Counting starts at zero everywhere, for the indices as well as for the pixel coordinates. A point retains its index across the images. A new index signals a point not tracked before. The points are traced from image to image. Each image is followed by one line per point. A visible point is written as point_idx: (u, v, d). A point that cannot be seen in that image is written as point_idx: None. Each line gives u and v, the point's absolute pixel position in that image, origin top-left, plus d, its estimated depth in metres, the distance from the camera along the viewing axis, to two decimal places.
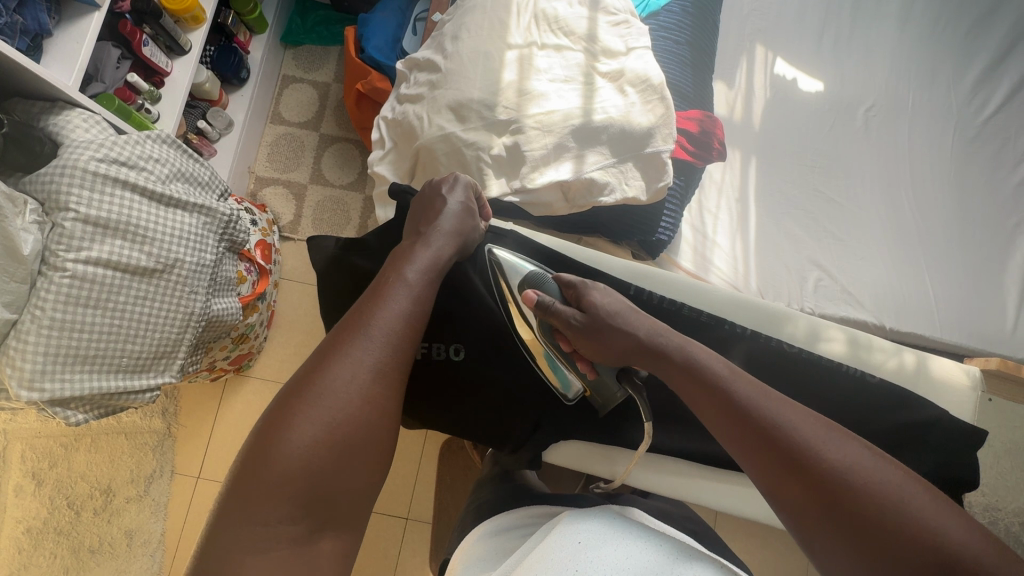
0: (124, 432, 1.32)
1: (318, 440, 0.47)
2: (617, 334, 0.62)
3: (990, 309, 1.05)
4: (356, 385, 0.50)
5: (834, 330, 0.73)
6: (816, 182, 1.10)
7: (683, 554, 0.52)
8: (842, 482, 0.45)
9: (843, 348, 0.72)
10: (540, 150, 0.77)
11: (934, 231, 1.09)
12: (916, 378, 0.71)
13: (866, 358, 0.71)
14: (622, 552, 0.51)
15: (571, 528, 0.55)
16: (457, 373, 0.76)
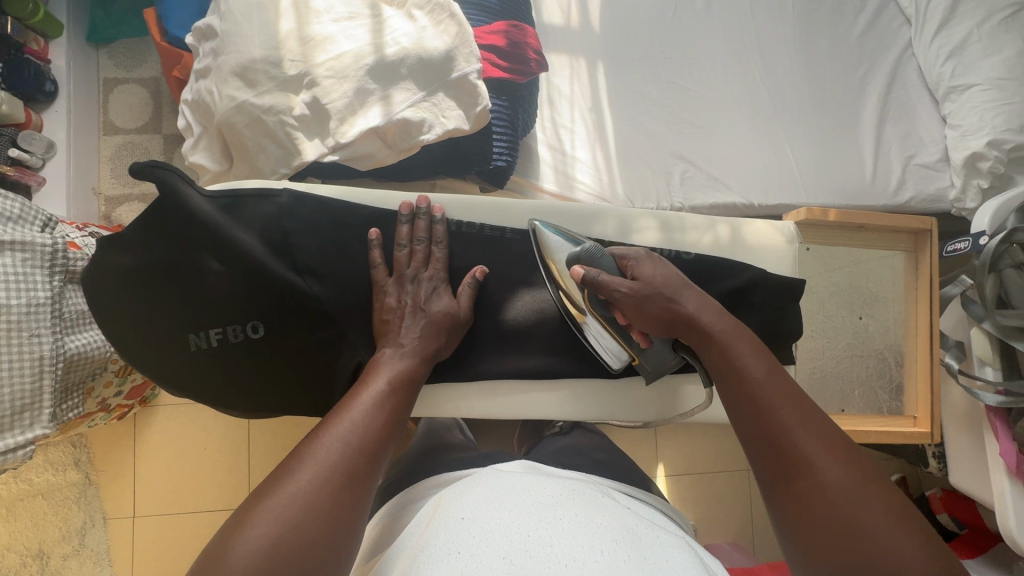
0: (41, 492, 1.24)
1: (306, 508, 0.43)
2: (656, 308, 0.60)
3: (848, 164, 1.07)
4: (344, 452, 0.48)
5: (645, 219, 0.71)
6: (668, 74, 1.08)
7: (578, 495, 0.52)
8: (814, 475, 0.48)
9: (656, 235, 0.71)
10: (341, 100, 0.72)
11: (787, 99, 1.09)
12: (731, 248, 0.72)
13: (679, 240, 0.71)
14: (506, 509, 0.48)
15: (454, 503, 0.52)
16: (267, 354, 0.60)
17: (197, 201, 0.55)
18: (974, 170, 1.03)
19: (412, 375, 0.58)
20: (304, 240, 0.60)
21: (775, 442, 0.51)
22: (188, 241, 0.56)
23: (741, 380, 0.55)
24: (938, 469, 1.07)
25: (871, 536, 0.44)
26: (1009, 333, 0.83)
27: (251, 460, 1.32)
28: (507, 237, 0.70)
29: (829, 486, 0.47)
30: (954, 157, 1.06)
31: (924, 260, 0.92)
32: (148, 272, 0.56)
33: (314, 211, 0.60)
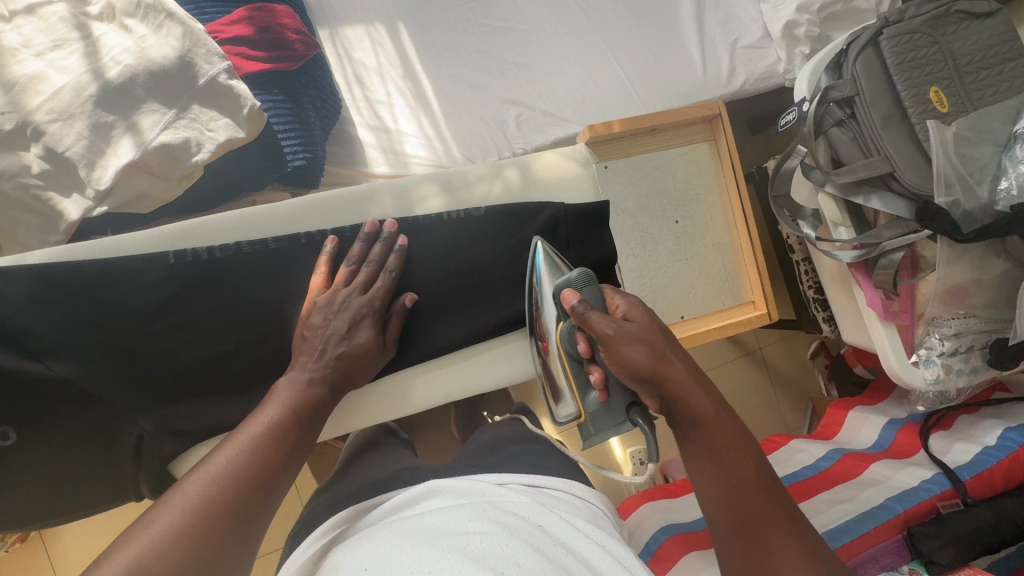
0: None
1: (162, 547, 0.36)
2: (636, 352, 0.53)
3: (678, 63, 1.06)
4: (217, 490, 0.42)
5: (424, 185, 0.66)
6: (477, 17, 1.01)
7: (494, 519, 0.44)
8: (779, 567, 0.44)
9: (440, 199, 0.66)
10: (79, 143, 0.62)
11: (604, 15, 1.06)
12: (524, 189, 0.70)
13: (465, 197, 0.67)
14: (415, 541, 0.40)
15: (356, 552, 0.42)
16: (28, 455, 0.53)
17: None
18: (794, 39, 1.03)
19: (313, 405, 0.53)
20: (29, 319, 0.52)
21: (746, 534, 0.46)
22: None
23: (719, 458, 0.50)
24: (831, 331, 1.12)
25: None
26: (847, 191, 0.84)
27: None
28: (272, 249, 0.59)
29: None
30: (773, 31, 1.06)
31: (721, 141, 0.88)
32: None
33: (31, 287, 0.52)
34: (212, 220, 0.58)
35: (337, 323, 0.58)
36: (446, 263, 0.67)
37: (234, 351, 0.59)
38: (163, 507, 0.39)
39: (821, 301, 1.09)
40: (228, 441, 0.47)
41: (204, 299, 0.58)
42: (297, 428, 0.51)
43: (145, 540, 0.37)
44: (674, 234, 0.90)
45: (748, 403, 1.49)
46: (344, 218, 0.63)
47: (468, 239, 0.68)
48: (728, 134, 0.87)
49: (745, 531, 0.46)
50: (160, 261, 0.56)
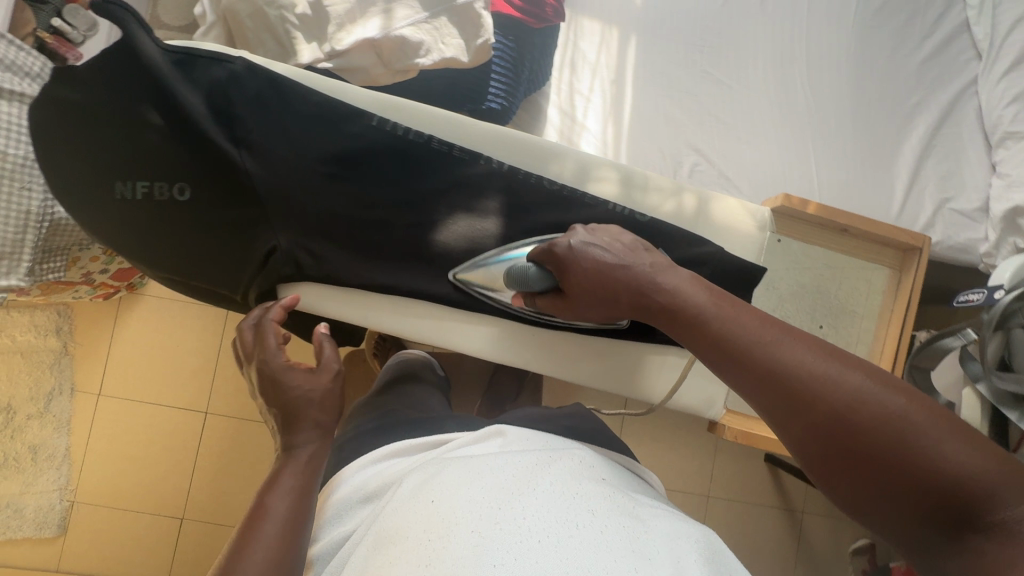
0: (20, 351, 1.30)
1: None
2: (602, 311, 0.60)
3: (875, 194, 1.01)
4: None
5: (606, 168, 0.67)
6: (703, 63, 1.03)
7: (556, 473, 0.45)
8: (818, 394, 0.42)
9: (614, 188, 0.66)
10: (343, 4, 0.71)
11: (826, 116, 1.02)
12: (693, 219, 0.67)
13: (636, 198, 0.67)
14: (474, 488, 0.42)
15: (418, 482, 0.45)
16: (186, 217, 0.59)
17: (155, 53, 0.54)
18: (1014, 226, 0.94)
19: (311, 470, 0.52)
20: (252, 114, 0.58)
21: (795, 403, 0.42)
22: (125, 87, 0.54)
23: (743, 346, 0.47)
24: None
25: (899, 432, 0.38)
26: (1001, 399, 0.76)
27: (218, 367, 1.35)
28: (454, 156, 0.64)
29: (839, 403, 0.41)
30: (994, 208, 0.97)
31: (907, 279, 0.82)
32: (75, 103, 0.53)
33: (267, 90, 0.59)
34: (427, 112, 0.63)
35: (286, 382, 0.58)
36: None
37: (376, 223, 0.64)
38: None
39: None
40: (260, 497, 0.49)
41: (381, 167, 0.63)
42: (306, 476, 0.52)
43: None
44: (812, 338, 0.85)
45: (764, 555, 1.36)
46: (526, 162, 0.66)
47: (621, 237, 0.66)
48: (919, 274, 0.81)
49: (795, 411, 0.42)
50: (367, 119, 0.61)
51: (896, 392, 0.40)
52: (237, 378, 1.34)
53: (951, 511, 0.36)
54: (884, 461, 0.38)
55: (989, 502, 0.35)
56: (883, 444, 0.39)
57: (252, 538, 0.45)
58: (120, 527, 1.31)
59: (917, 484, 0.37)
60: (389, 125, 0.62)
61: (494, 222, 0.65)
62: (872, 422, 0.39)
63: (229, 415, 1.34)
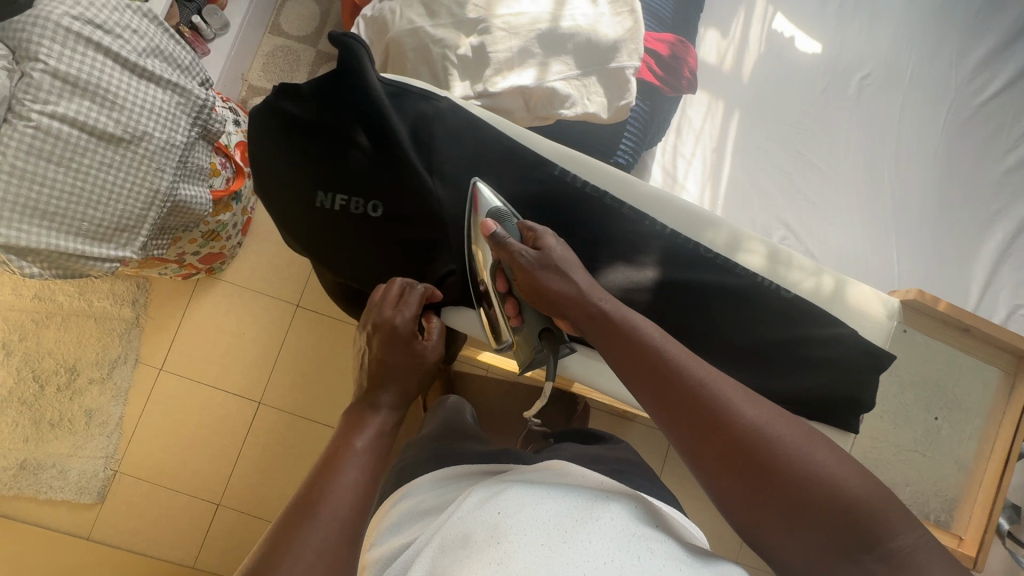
0: (94, 316, 1.35)
1: None
2: (552, 285, 0.58)
3: (949, 290, 1.05)
4: (334, 529, 0.44)
5: (755, 242, 0.70)
6: (798, 144, 1.09)
7: (619, 510, 0.49)
8: (740, 428, 0.47)
9: (761, 261, 0.70)
10: (505, 53, 0.77)
11: (909, 210, 1.08)
12: (832, 301, 0.69)
13: (781, 275, 0.70)
14: (543, 509, 0.47)
15: (485, 495, 0.50)
16: (375, 232, 0.65)
17: (374, 80, 0.59)
18: None
19: (389, 428, 0.56)
20: (444, 146, 0.66)
21: (717, 436, 0.47)
22: (346, 110, 0.60)
23: (671, 371, 0.51)
24: None
25: (802, 460, 0.45)
26: None
27: (279, 359, 1.38)
28: (625, 213, 0.68)
29: (754, 437, 0.46)
30: None
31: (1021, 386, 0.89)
32: (301, 121, 0.60)
33: (461, 126, 0.66)
34: (592, 164, 0.69)
35: (392, 357, 0.61)
36: (730, 326, 0.68)
37: None
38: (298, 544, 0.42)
39: None
40: (328, 464, 0.50)
41: (552, 211, 0.68)
42: (375, 454, 0.52)
43: None
44: (927, 428, 0.92)
45: None
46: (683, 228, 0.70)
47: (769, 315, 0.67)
48: None
49: (719, 437, 0.47)
50: (548, 170, 0.67)
51: (789, 425, 0.47)
52: (296, 374, 1.37)
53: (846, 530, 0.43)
54: (791, 489, 0.44)
55: (867, 519, 0.43)
56: (783, 469, 0.45)
57: (327, 502, 0.45)
58: (156, 504, 1.32)
59: (819, 506, 0.43)
60: (567, 175, 0.68)
61: (651, 275, 0.67)
62: (782, 455, 0.45)
63: (281, 409, 1.36)
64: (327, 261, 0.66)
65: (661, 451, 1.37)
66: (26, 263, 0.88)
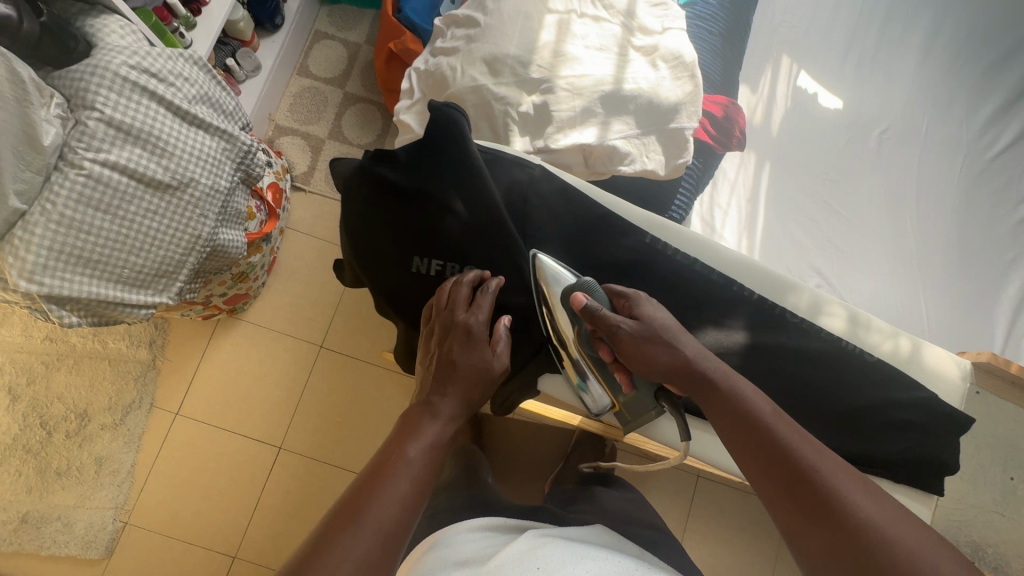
0: (108, 358, 1.30)
1: None
2: (654, 360, 0.62)
3: (974, 335, 1.09)
4: (374, 539, 0.47)
5: (837, 306, 0.75)
6: (826, 194, 1.13)
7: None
8: (858, 520, 0.49)
9: (842, 324, 0.74)
10: (568, 112, 0.79)
11: (933, 258, 1.12)
12: (910, 363, 0.73)
13: (862, 337, 0.73)
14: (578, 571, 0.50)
15: (523, 550, 0.53)
16: None
17: (474, 146, 0.70)
18: None
19: (442, 440, 0.58)
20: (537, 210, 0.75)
21: (832, 527, 0.49)
22: (446, 182, 0.71)
23: (786, 453, 0.54)
24: None
25: (927, 569, 0.45)
26: None
27: (301, 403, 1.34)
28: (714, 279, 0.73)
29: (872, 533, 0.48)
30: None
31: None
32: (410, 194, 0.72)
33: (556, 192, 0.75)
34: (672, 227, 0.76)
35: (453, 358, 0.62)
36: (806, 383, 0.70)
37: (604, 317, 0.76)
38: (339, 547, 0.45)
39: None
40: (378, 467, 0.52)
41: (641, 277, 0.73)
42: (425, 471, 0.54)
43: None
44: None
45: None
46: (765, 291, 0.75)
47: (845, 371, 0.70)
48: None
49: (798, 489, 0.52)
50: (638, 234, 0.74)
51: (908, 526, 0.48)
52: (319, 418, 1.33)
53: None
54: None
55: None
56: (905, 573, 0.46)
57: (370, 508, 0.48)
58: (167, 559, 1.25)
59: None
60: (657, 241, 0.75)
61: (743, 335, 0.71)
62: (902, 557, 0.46)
63: (302, 454, 1.31)
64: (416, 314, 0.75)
65: (693, 496, 1.36)
66: (66, 313, 0.85)
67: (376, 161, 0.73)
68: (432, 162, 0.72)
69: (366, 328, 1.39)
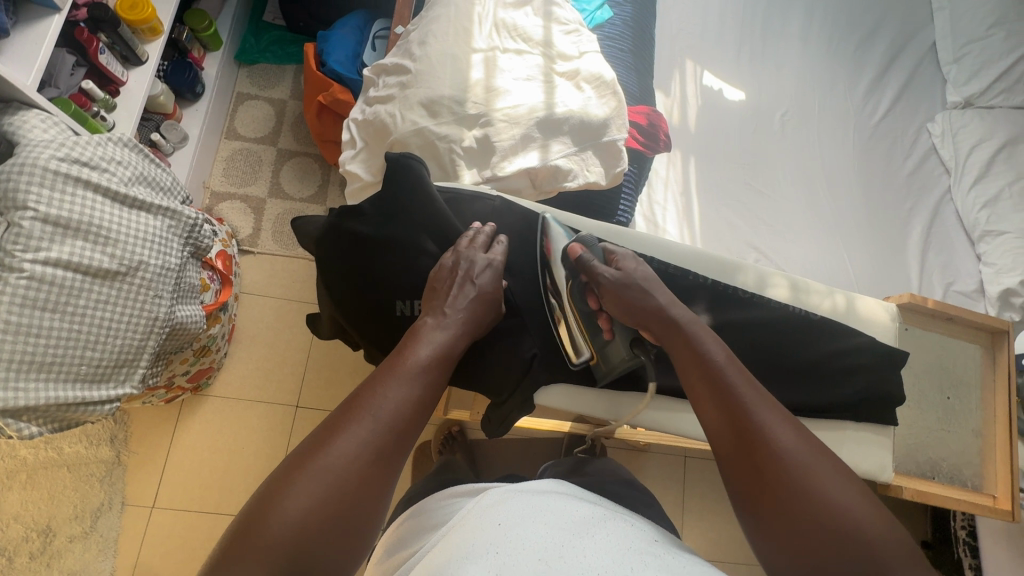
0: (67, 464, 1.22)
1: (333, 484, 0.47)
2: (626, 305, 0.70)
3: (896, 279, 1.22)
4: (384, 426, 0.52)
5: (778, 277, 0.83)
6: (747, 177, 1.24)
7: (613, 525, 0.49)
8: (774, 442, 0.53)
9: (786, 292, 0.82)
10: (508, 140, 0.84)
11: (847, 218, 1.25)
12: (847, 315, 0.82)
13: (805, 300, 0.81)
14: (544, 521, 0.47)
15: (486, 510, 0.50)
16: None
17: (433, 188, 0.75)
18: (1007, 304, 1.17)
19: (447, 349, 0.62)
20: (502, 236, 0.81)
21: (747, 441, 0.54)
22: (415, 224, 0.75)
23: (725, 385, 0.59)
24: None
25: (824, 493, 0.49)
26: None
27: None
28: (671, 273, 0.79)
29: (784, 454, 0.52)
30: (988, 290, 1.20)
31: (1001, 356, 0.97)
32: (382, 240, 0.75)
33: (518, 218, 0.81)
34: (625, 230, 0.83)
35: (459, 287, 0.68)
36: (768, 352, 0.78)
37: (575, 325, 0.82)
38: (343, 440, 0.50)
39: (971, 547, 1.14)
40: (382, 370, 0.57)
41: None
42: (426, 375, 0.58)
43: (318, 478, 0.47)
44: (943, 408, 0.97)
45: None
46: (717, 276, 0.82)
47: (794, 335, 0.78)
48: (1012, 355, 0.96)
49: (728, 409, 0.57)
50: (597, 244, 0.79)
51: (818, 457, 0.52)
52: None
53: (839, 554, 0.46)
54: (801, 508, 0.49)
55: (870, 561, 0.46)
56: (800, 489, 0.50)
57: (373, 407, 0.53)
58: None
59: (825, 534, 0.47)
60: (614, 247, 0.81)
61: (706, 319, 0.77)
62: (802, 479, 0.50)
63: None
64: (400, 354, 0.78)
65: (687, 478, 1.42)
66: (25, 424, 0.81)
67: (342, 215, 0.77)
68: (398, 208, 0.75)
69: (339, 380, 1.37)
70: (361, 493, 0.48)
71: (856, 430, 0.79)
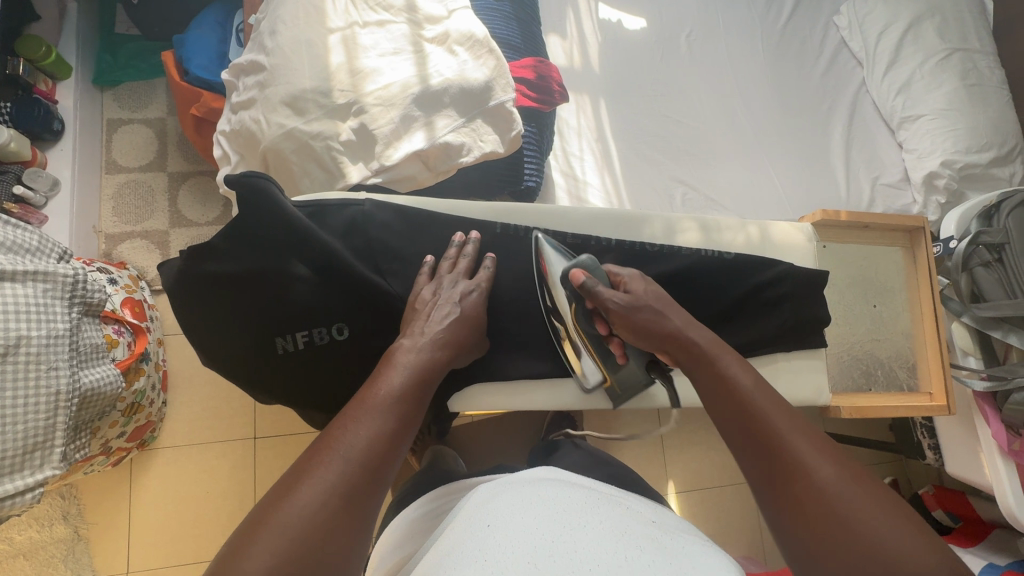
0: (23, 551, 1.16)
1: (296, 536, 0.42)
2: (649, 340, 0.66)
3: (826, 185, 1.21)
4: (354, 464, 0.48)
5: (687, 221, 0.80)
6: (661, 109, 1.19)
7: (604, 509, 0.47)
8: (816, 482, 0.50)
9: (697, 235, 0.79)
10: (387, 125, 0.76)
11: (767, 132, 1.22)
12: (762, 245, 0.81)
13: (717, 240, 0.79)
14: (532, 513, 0.45)
15: (479, 513, 0.49)
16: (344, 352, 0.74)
17: (291, 206, 0.68)
18: (932, 188, 1.17)
19: (425, 369, 0.60)
20: (387, 238, 0.75)
21: (786, 481, 0.51)
22: (279, 251, 0.70)
23: (756, 417, 0.56)
24: (935, 459, 1.20)
25: (872, 534, 0.46)
26: (986, 324, 0.97)
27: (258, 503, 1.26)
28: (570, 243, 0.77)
29: (829, 494, 0.49)
30: (913, 177, 1.20)
31: (920, 253, 0.98)
32: (246, 277, 0.70)
33: (393, 215, 0.75)
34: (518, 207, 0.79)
35: (432, 308, 0.67)
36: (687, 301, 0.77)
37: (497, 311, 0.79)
38: (309, 483, 0.46)
39: (930, 428, 1.18)
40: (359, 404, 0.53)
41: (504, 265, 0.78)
42: (404, 405, 0.55)
43: (278, 529, 0.42)
44: (871, 316, 1.00)
45: None
46: (621, 233, 0.79)
47: (711, 278, 0.77)
48: (928, 250, 0.97)
49: (763, 446, 0.54)
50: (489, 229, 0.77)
51: (864, 495, 0.48)
52: None
53: None
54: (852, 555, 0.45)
55: None
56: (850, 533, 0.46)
57: (342, 442, 0.49)
58: None
59: None
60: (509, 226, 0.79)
61: None
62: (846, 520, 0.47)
63: None
64: (301, 388, 0.75)
65: (660, 418, 1.44)
66: None
67: (191, 255, 0.70)
68: (252, 238, 0.69)
69: None
70: (327, 540, 0.43)
71: (789, 359, 0.78)
